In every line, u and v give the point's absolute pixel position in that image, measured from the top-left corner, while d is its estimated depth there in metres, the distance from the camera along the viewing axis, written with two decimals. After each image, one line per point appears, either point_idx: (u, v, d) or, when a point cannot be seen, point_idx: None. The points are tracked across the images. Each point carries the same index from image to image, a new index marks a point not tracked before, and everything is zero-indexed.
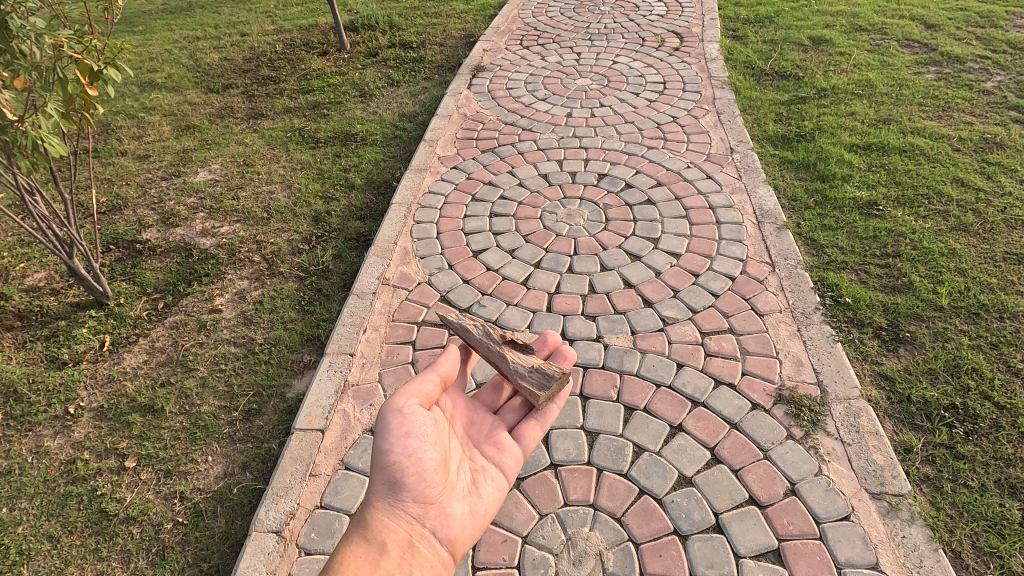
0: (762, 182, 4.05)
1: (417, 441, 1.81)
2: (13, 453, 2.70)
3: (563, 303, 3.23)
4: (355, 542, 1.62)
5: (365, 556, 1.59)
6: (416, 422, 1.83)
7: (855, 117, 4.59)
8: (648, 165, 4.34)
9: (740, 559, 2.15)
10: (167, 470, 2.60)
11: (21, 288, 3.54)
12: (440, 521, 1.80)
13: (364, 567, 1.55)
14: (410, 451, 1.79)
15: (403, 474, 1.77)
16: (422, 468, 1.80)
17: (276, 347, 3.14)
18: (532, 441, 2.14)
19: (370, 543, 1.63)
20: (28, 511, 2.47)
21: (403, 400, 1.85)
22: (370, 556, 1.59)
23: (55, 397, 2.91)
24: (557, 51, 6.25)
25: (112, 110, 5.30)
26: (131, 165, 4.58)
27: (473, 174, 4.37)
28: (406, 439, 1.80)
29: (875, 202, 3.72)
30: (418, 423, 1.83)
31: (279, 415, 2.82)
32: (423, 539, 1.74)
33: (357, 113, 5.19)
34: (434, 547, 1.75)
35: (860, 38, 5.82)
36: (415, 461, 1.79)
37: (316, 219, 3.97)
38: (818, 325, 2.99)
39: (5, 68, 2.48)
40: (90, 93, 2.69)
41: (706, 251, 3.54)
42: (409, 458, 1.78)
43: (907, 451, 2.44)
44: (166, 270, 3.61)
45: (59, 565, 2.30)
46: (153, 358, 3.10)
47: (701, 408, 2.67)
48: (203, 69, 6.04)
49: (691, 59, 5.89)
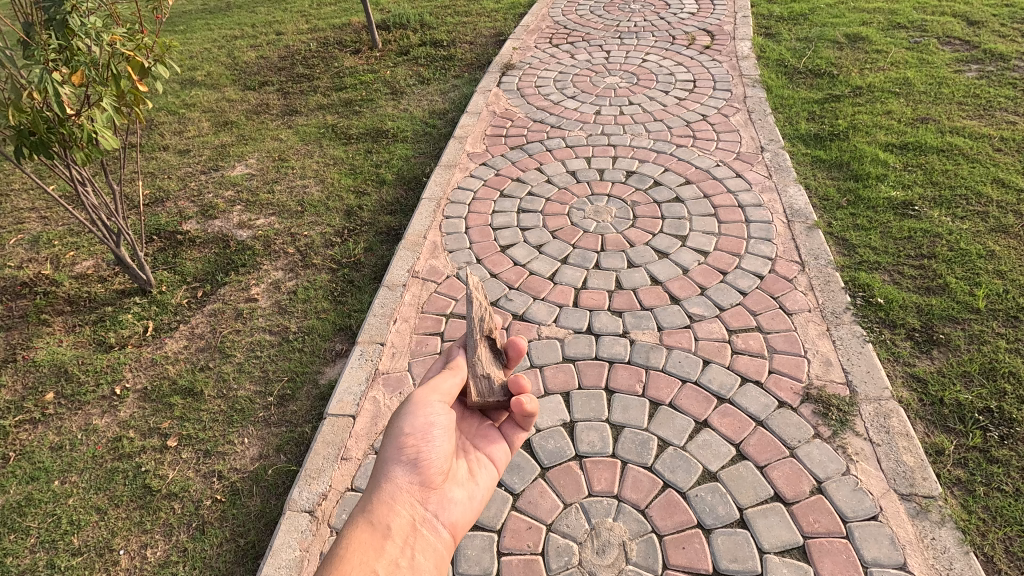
0: (794, 181, 4.00)
1: (424, 430, 1.82)
2: (64, 430, 2.85)
3: (589, 298, 3.26)
4: (359, 525, 1.61)
5: (369, 540, 1.57)
6: (423, 411, 1.85)
7: (891, 116, 4.50)
8: (677, 163, 4.33)
9: (764, 555, 2.16)
10: (207, 450, 2.72)
11: (71, 275, 3.72)
12: (441, 506, 1.80)
13: (368, 551, 1.53)
14: (418, 439, 1.80)
15: (409, 459, 1.77)
16: (427, 454, 1.81)
17: (310, 335, 3.24)
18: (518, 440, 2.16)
19: (374, 527, 1.62)
20: (78, 485, 2.61)
21: (426, 395, 1.89)
22: (374, 540, 1.58)
23: (102, 378, 3.06)
24: (586, 49, 6.26)
25: (155, 106, 5.50)
26: (172, 159, 4.75)
27: (501, 170, 4.43)
28: (415, 426, 1.81)
29: (911, 202, 3.65)
30: (426, 411, 1.85)
31: (312, 401, 2.91)
32: (427, 523, 1.74)
33: (388, 110, 5.29)
34: (436, 530, 1.75)
35: (898, 36, 5.69)
36: (421, 447, 1.80)
37: (348, 213, 4.07)
38: (848, 325, 2.95)
39: (65, 64, 2.58)
40: (140, 88, 2.86)
41: (735, 250, 3.52)
42: (416, 444, 1.79)
43: (939, 454, 2.41)
44: (206, 260, 3.75)
45: (106, 536, 2.43)
46: (193, 343, 3.23)
47: (726, 404, 2.67)
48: (240, 67, 6.22)
49: (722, 58, 5.83)
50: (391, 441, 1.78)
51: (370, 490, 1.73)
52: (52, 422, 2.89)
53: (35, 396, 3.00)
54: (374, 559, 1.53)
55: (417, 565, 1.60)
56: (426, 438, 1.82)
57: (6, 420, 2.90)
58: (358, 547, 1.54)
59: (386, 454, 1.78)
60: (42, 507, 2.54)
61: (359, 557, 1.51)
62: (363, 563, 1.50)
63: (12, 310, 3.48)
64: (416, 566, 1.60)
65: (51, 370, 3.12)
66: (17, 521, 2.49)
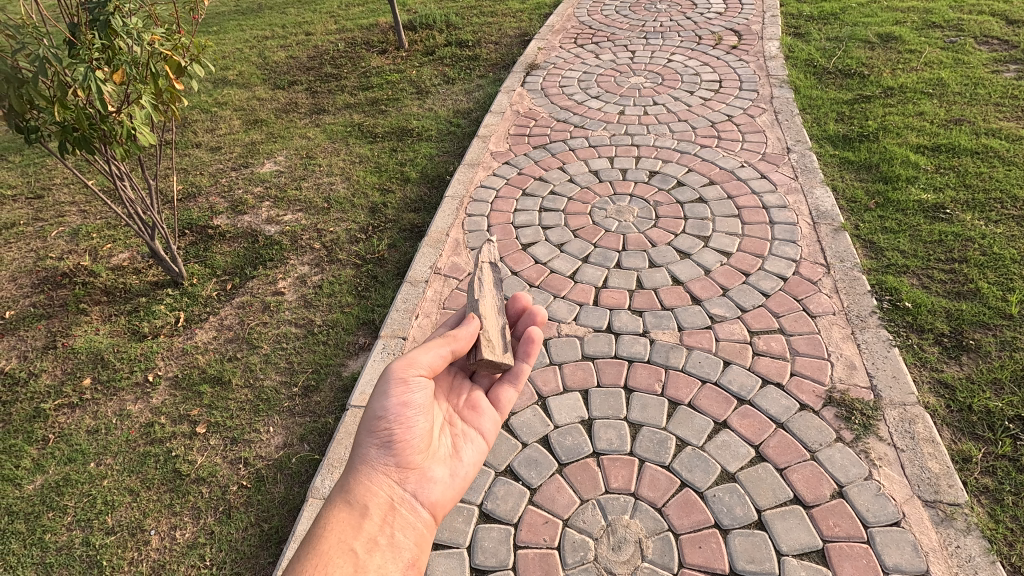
0: (820, 183, 3.95)
1: (401, 410, 1.85)
2: (99, 414, 2.96)
3: (610, 298, 3.26)
4: (338, 506, 1.70)
5: (348, 520, 1.66)
6: (399, 389, 1.86)
7: (923, 117, 4.40)
8: (701, 164, 4.30)
9: (782, 557, 2.14)
10: (233, 437, 2.80)
11: (108, 266, 3.86)
12: (421, 485, 1.86)
13: (345, 532, 1.63)
14: (392, 418, 1.84)
15: (385, 441, 1.83)
16: (404, 435, 1.86)
17: (334, 329, 3.31)
18: (506, 406, 2.23)
19: (352, 507, 1.70)
20: (112, 467, 2.72)
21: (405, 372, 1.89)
22: (353, 520, 1.67)
23: (136, 366, 3.17)
24: (611, 49, 6.25)
25: (189, 104, 5.67)
26: (204, 156, 4.89)
27: (524, 169, 4.46)
28: (388, 406, 1.84)
29: (942, 204, 3.57)
30: (403, 389, 1.87)
31: (335, 392, 2.98)
32: (406, 503, 1.81)
33: (413, 109, 5.36)
34: (416, 510, 1.82)
35: (933, 36, 5.56)
36: (397, 427, 1.84)
37: (373, 211, 4.14)
38: (874, 329, 2.91)
39: (107, 63, 2.69)
40: (177, 86, 2.98)
41: (758, 251, 3.49)
42: (393, 425, 1.84)
43: (966, 461, 2.36)
44: (235, 254, 3.86)
45: (138, 516, 2.52)
46: (222, 334, 3.33)
47: (747, 406, 2.65)
48: (270, 66, 6.37)
49: (749, 58, 5.77)
50: (367, 423, 1.83)
51: (348, 473, 1.81)
52: (88, 407, 3.01)
53: (73, 381, 3.13)
54: (353, 538, 1.62)
55: (396, 542, 1.70)
56: (402, 417, 1.86)
57: (46, 403, 3.03)
58: (335, 527, 1.63)
59: (363, 437, 1.84)
60: (79, 487, 2.65)
61: (337, 536, 1.61)
62: (341, 542, 1.59)
63: (53, 299, 3.63)
64: (395, 544, 1.69)
65: (88, 357, 3.25)
66: (55, 499, 2.61)
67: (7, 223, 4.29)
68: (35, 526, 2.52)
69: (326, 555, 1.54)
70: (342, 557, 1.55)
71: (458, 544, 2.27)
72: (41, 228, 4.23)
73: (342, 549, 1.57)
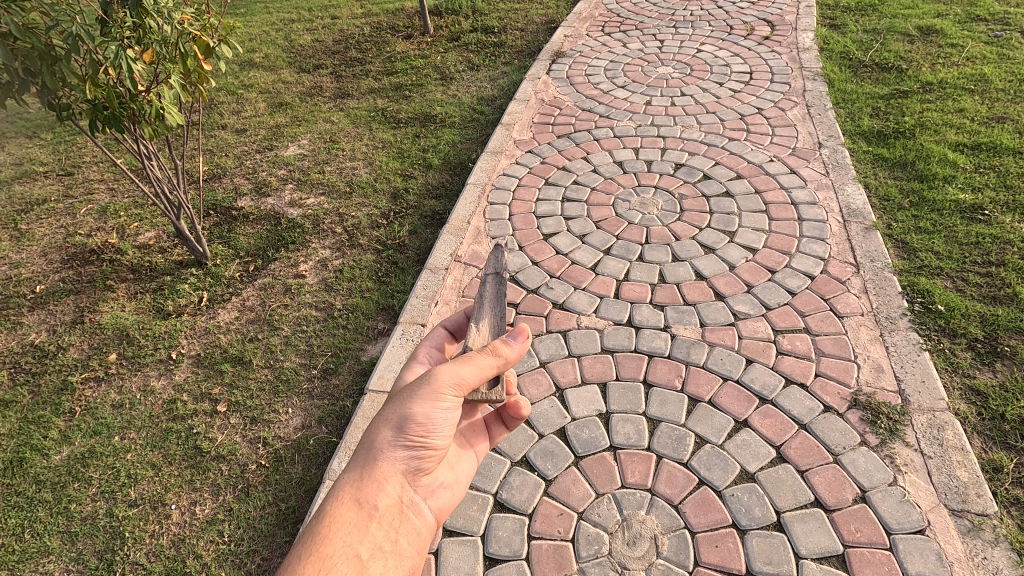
0: (852, 180, 3.84)
1: (432, 416, 1.77)
2: (125, 389, 3.02)
3: (631, 291, 3.22)
4: (346, 501, 1.61)
5: (356, 520, 1.58)
6: (437, 398, 1.76)
7: (963, 114, 4.24)
8: (729, 157, 4.21)
9: (801, 560, 2.10)
10: (253, 417, 2.83)
11: (134, 244, 3.93)
12: (427, 491, 1.85)
13: (351, 534, 1.54)
14: (422, 421, 1.76)
15: (406, 441, 1.75)
16: (426, 436, 1.79)
17: (354, 313, 3.33)
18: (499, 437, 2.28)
19: (360, 506, 1.62)
20: (136, 441, 2.78)
21: (445, 382, 1.77)
22: (360, 521, 1.59)
23: (161, 343, 3.23)
24: (639, 38, 6.13)
25: (216, 85, 5.70)
26: (230, 138, 4.93)
27: (547, 159, 4.41)
28: (421, 408, 1.75)
29: (981, 205, 3.45)
30: (441, 399, 1.76)
31: (354, 375, 3.00)
32: (414, 506, 1.77)
33: (437, 95, 5.33)
34: (421, 514, 1.79)
35: (976, 29, 5.35)
36: (423, 429, 1.77)
37: (395, 196, 4.14)
38: (903, 331, 2.83)
39: (138, 43, 2.69)
40: (205, 67, 3.03)
41: (785, 248, 3.41)
42: (418, 427, 1.76)
43: (997, 471, 2.29)
44: (258, 236, 3.89)
45: (160, 490, 2.58)
46: (244, 315, 3.36)
47: (768, 406, 2.61)
48: (296, 50, 6.38)
49: (781, 49, 5.62)
50: (393, 417, 1.74)
51: (358, 463, 1.71)
52: (114, 381, 3.07)
53: (100, 355, 3.19)
54: (359, 541, 1.54)
55: (401, 549, 1.64)
56: (432, 423, 1.78)
57: (73, 376, 3.10)
58: (339, 526, 1.54)
59: (382, 428, 1.74)
60: (103, 460, 2.71)
61: (342, 538, 1.52)
62: (346, 545, 1.52)
63: (81, 275, 3.70)
64: (399, 551, 1.64)
65: (114, 333, 3.31)
66: (80, 471, 2.67)
67: (39, 199, 4.38)
68: (61, 496, 2.59)
69: (330, 558, 1.46)
70: (347, 563, 1.48)
71: (472, 531, 2.28)
72: (71, 205, 4.31)
73: (347, 554, 1.50)
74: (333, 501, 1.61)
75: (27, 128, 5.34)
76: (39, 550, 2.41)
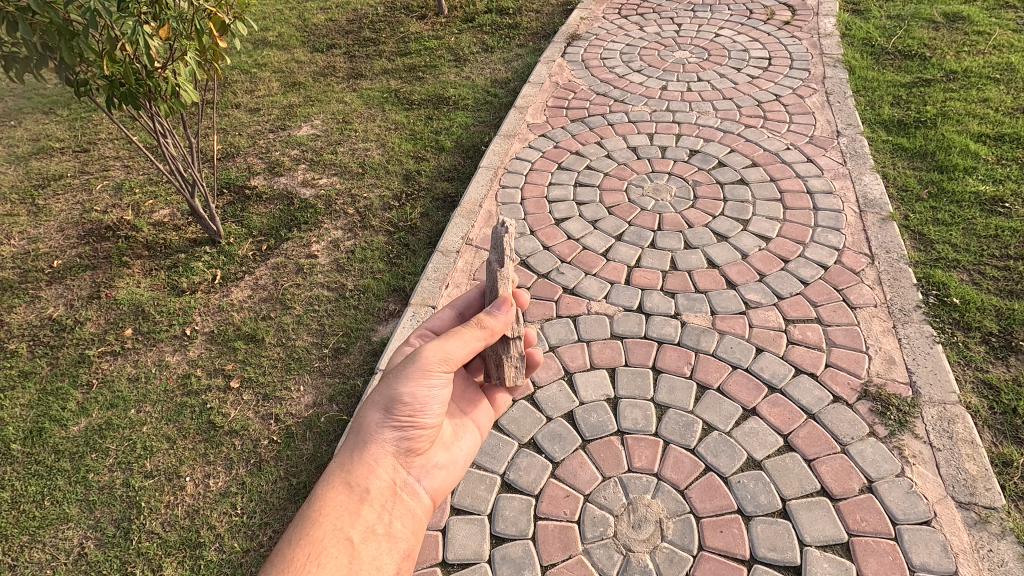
0: (870, 170, 3.78)
1: (420, 392, 1.82)
2: (140, 363, 3.08)
3: (642, 277, 3.21)
4: (337, 485, 1.69)
5: (347, 504, 1.66)
6: (423, 372, 1.81)
7: (987, 104, 4.15)
8: (744, 144, 4.16)
9: (805, 547, 2.12)
10: (265, 394, 2.88)
11: (149, 222, 3.96)
12: (422, 473, 1.90)
13: (343, 518, 1.63)
14: (409, 399, 1.81)
15: (396, 422, 1.81)
16: (418, 418, 1.84)
17: (365, 294, 3.35)
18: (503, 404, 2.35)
19: (352, 489, 1.70)
20: (151, 414, 2.83)
21: (432, 356, 1.82)
22: (351, 504, 1.67)
23: (175, 320, 3.27)
24: (656, 22, 6.03)
25: (230, 64, 5.68)
26: (243, 117, 4.93)
27: (561, 143, 4.38)
28: (411, 388, 1.80)
29: (1001, 197, 3.39)
30: (427, 373, 1.82)
31: (365, 355, 3.04)
32: (407, 488, 1.84)
33: (451, 77, 5.29)
34: (415, 495, 1.86)
35: (1004, 17, 5.22)
36: (412, 410, 1.82)
37: (407, 178, 4.14)
38: (917, 324, 2.80)
39: (154, 19, 2.69)
40: (220, 44, 3.01)
41: (799, 237, 3.38)
42: (406, 405, 1.81)
43: (1006, 465, 2.28)
44: (271, 215, 3.91)
45: (174, 462, 2.63)
46: (257, 293, 3.40)
47: (777, 394, 2.61)
48: (310, 29, 6.34)
49: (802, 34, 5.50)
50: (381, 400, 1.79)
51: (348, 448, 1.79)
52: (130, 355, 3.12)
53: (116, 330, 3.25)
54: (351, 525, 1.63)
55: (393, 532, 1.71)
56: (420, 401, 1.83)
57: (90, 350, 3.15)
58: (330, 509, 1.63)
59: (373, 411, 1.81)
60: (120, 432, 2.77)
61: (333, 522, 1.61)
62: (337, 529, 1.60)
63: (97, 251, 3.75)
64: (393, 533, 1.71)
65: (130, 308, 3.36)
66: (98, 442, 2.73)
67: (56, 175, 4.43)
68: (79, 465, 2.65)
69: (320, 542, 1.55)
70: (337, 546, 1.56)
71: (479, 510, 2.31)
72: (87, 181, 4.35)
73: (338, 537, 1.58)
74: (325, 485, 1.69)
75: (44, 104, 5.37)
76: (59, 517, 2.48)
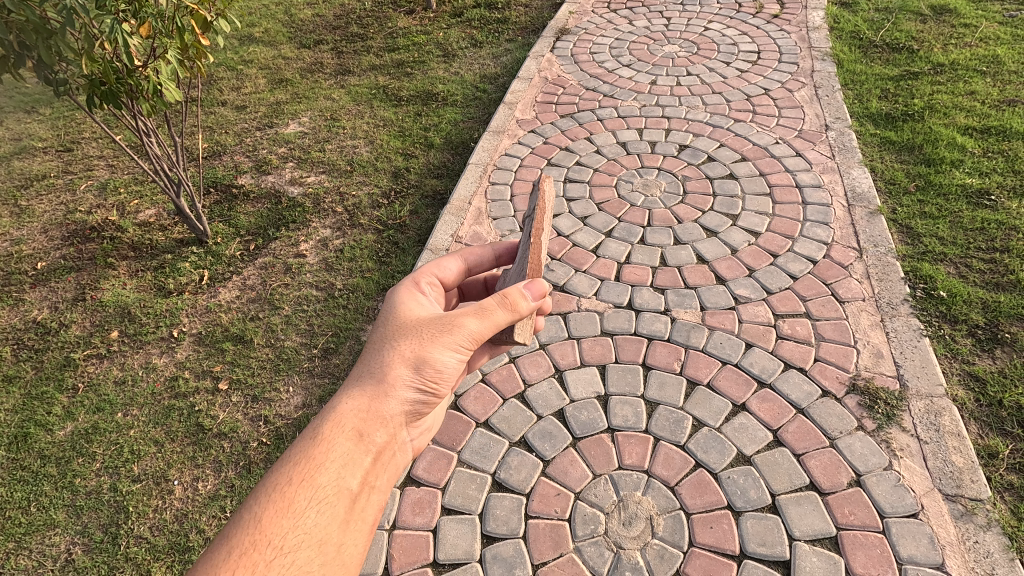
0: (858, 163, 3.79)
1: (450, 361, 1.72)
2: (127, 365, 3.05)
3: (632, 274, 3.21)
4: (348, 431, 1.52)
5: (356, 455, 1.50)
6: (461, 349, 1.72)
7: (974, 97, 4.17)
8: (733, 138, 4.16)
9: (794, 541, 2.13)
10: (254, 395, 2.86)
11: (134, 222, 3.92)
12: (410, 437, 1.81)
13: (348, 467, 1.47)
14: (442, 368, 1.71)
15: (421, 385, 1.69)
16: (436, 387, 1.75)
17: (354, 293, 3.33)
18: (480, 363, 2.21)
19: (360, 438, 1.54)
20: (139, 418, 2.80)
21: (472, 332, 1.70)
22: (358, 456, 1.51)
23: (162, 321, 3.24)
24: (645, 15, 6.01)
25: (215, 60, 5.61)
26: (229, 114, 4.88)
27: (550, 139, 4.36)
28: (445, 359, 1.71)
29: (987, 190, 3.41)
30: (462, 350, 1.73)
31: (354, 355, 3.02)
32: (399, 451, 1.71)
33: (439, 72, 5.25)
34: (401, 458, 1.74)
35: (991, 9, 5.24)
36: (438, 378, 1.72)
37: (396, 175, 4.11)
38: (904, 317, 2.82)
39: (133, 16, 2.64)
40: (203, 42, 2.93)
41: (788, 232, 3.39)
42: (437, 372, 1.70)
43: (992, 457, 2.31)
44: (258, 214, 3.87)
45: (163, 466, 2.61)
46: (245, 294, 3.37)
47: (767, 389, 2.62)
48: (296, 24, 6.27)
49: (790, 28, 5.50)
50: (418, 356, 1.67)
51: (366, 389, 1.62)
52: (116, 358, 3.09)
53: (101, 333, 3.21)
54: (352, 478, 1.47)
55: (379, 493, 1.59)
56: (445, 373, 1.73)
57: (76, 353, 3.12)
58: (336, 444, 1.47)
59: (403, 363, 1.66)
60: (107, 435, 2.74)
61: (339, 469, 1.44)
62: (341, 479, 1.44)
63: (82, 252, 3.70)
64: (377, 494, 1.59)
65: (116, 310, 3.32)
66: (84, 446, 2.70)
67: (38, 175, 4.37)
68: (66, 470, 2.62)
69: (323, 488, 1.39)
70: (339, 498, 1.41)
71: (470, 510, 2.31)
72: (71, 181, 4.29)
73: (339, 489, 1.42)
74: (326, 420, 1.52)
75: (26, 103, 5.29)
76: (46, 523, 2.45)
